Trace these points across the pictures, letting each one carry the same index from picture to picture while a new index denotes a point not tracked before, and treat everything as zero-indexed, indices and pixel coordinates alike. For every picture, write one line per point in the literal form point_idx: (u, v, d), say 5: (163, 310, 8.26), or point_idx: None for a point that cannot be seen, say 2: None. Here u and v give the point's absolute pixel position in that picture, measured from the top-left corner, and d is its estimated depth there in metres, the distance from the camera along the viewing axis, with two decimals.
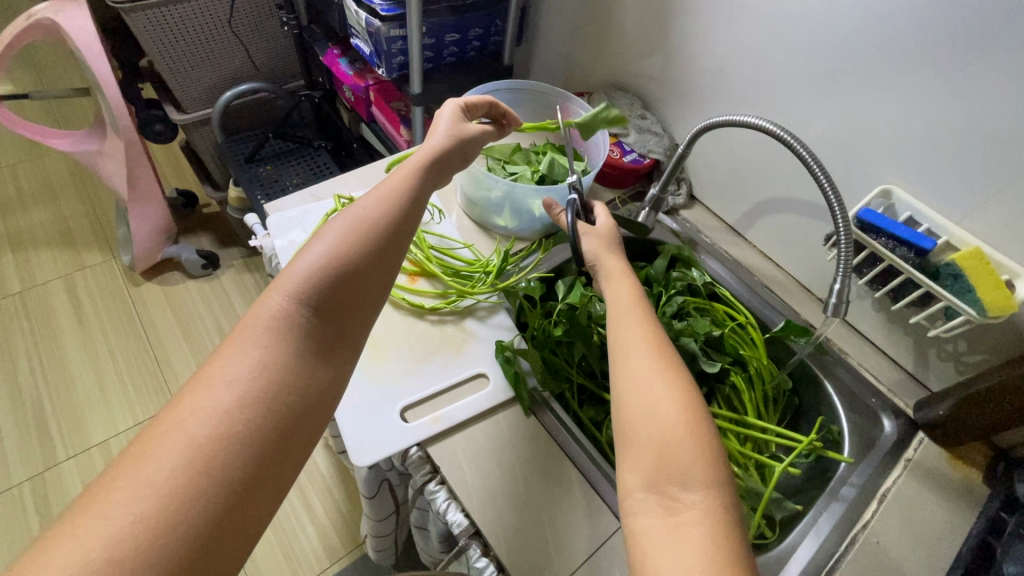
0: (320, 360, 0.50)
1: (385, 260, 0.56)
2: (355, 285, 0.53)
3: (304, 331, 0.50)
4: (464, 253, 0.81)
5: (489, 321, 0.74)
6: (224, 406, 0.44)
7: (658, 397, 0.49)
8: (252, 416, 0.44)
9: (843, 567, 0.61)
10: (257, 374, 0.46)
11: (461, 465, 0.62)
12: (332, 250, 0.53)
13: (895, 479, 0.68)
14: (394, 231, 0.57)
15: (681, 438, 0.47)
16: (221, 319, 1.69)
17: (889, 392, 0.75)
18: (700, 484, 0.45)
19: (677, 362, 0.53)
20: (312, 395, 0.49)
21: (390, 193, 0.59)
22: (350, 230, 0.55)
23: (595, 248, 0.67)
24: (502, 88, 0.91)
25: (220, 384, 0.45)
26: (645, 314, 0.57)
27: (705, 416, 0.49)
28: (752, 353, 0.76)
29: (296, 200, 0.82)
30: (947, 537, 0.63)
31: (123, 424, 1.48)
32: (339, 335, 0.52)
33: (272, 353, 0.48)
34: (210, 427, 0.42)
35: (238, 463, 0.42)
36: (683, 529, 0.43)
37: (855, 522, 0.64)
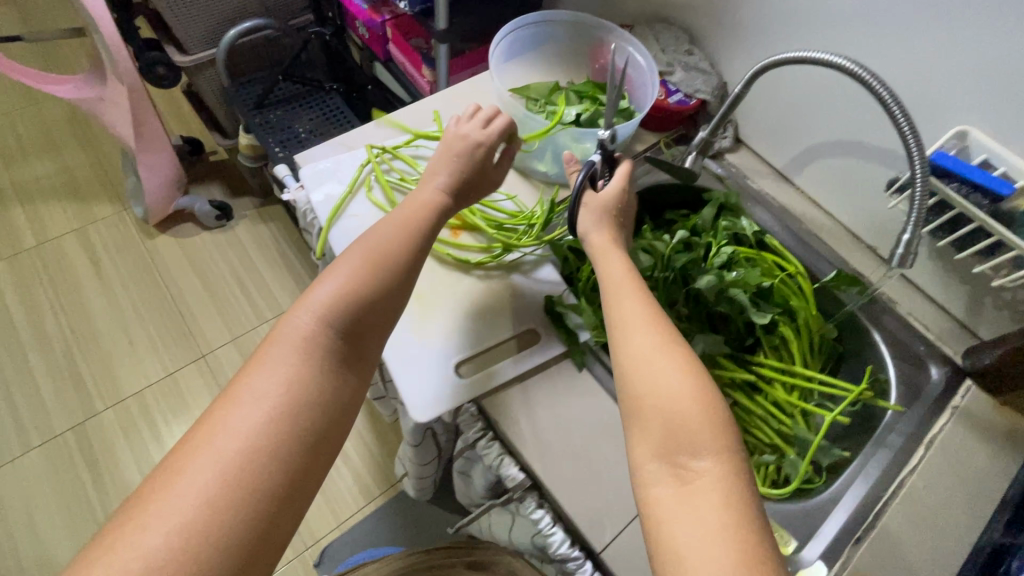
0: (348, 377, 0.50)
1: (410, 276, 0.55)
2: (384, 303, 0.53)
3: (332, 349, 0.49)
4: (506, 205, 0.78)
5: (534, 276, 0.72)
6: (256, 419, 0.44)
7: (663, 373, 0.48)
8: (284, 431, 0.44)
9: (890, 511, 0.63)
10: (289, 390, 0.46)
11: (517, 420, 0.62)
12: (357, 268, 0.53)
13: (941, 426, 0.68)
14: (418, 249, 0.57)
15: (690, 409, 0.46)
16: (240, 270, 1.68)
17: (937, 341, 0.75)
18: (710, 451, 0.44)
19: (674, 332, 0.51)
20: (338, 408, 0.48)
21: (411, 216, 0.57)
22: (371, 253, 0.54)
23: (587, 222, 0.63)
24: (530, 22, 0.84)
25: (252, 399, 0.45)
26: (640, 289, 0.55)
27: (713, 387, 0.48)
28: (802, 304, 0.74)
29: (326, 150, 0.78)
30: (992, 481, 0.65)
31: (154, 375, 1.51)
32: (366, 350, 0.52)
33: (301, 369, 0.47)
34: (243, 446, 0.42)
35: (271, 480, 0.42)
36: (694, 498, 0.42)
37: (902, 467, 0.66)
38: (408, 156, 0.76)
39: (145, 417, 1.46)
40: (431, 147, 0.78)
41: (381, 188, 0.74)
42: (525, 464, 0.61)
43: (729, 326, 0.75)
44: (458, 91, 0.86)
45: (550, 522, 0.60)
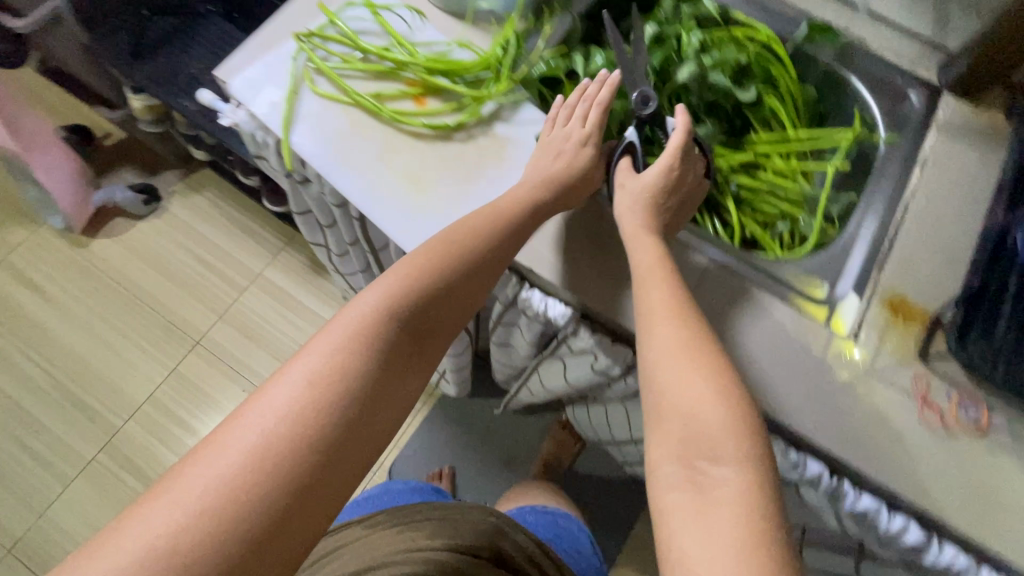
0: (400, 376, 0.48)
1: (468, 283, 0.54)
2: (444, 301, 0.52)
3: (391, 342, 0.48)
4: (461, 54, 0.70)
5: (517, 120, 0.67)
6: (304, 400, 0.43)
7: (691, 395, 0.47)
8: (320, 412, 0.43)
9: (903, 229, 0.66)
10: (335, 371, 0.45)
11: (546, 261, 0.63)
12: (415, 263, 0.52)
13: (929, 143, 0.71)
14: (486, 253, 0.55)
15: (711, 413, 0.46)
16: (195, 249, 1.58)
17: (911, 67, 0.75)
18: (733, 459, 0.44)
19: (704, 333, 0.51)
20: (386, 406, 0.46)
21: (483, 215, 0.57)
22: (440, 247, 0.54)
23: (624, 205, 0.61)
24: None
25: (295, 375, 0.44)
26: (665, 277, 0.54)
27: (744, 401, 0.48)
28: (782, 69, 0.73)
29: (245, 55, 0.68)
30: (981, 175, 0.69)
31: (158, 377, 1.47)
32: (418, 351, 0.50)
33: (353, 354, 0.46)
34: (279, 418, 0.41)
35: (298, 461, 0.41)
36: (710, 504, 0.43)
37: (903, 189, 0.69)
38: (340, 34, 0.68)
39: (169, 416, 1.44)
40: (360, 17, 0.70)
41: (325, 78, 0.66)
42: (568, 297, 0.63)
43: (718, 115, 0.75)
44: None
45: (605, 342, 0.64)
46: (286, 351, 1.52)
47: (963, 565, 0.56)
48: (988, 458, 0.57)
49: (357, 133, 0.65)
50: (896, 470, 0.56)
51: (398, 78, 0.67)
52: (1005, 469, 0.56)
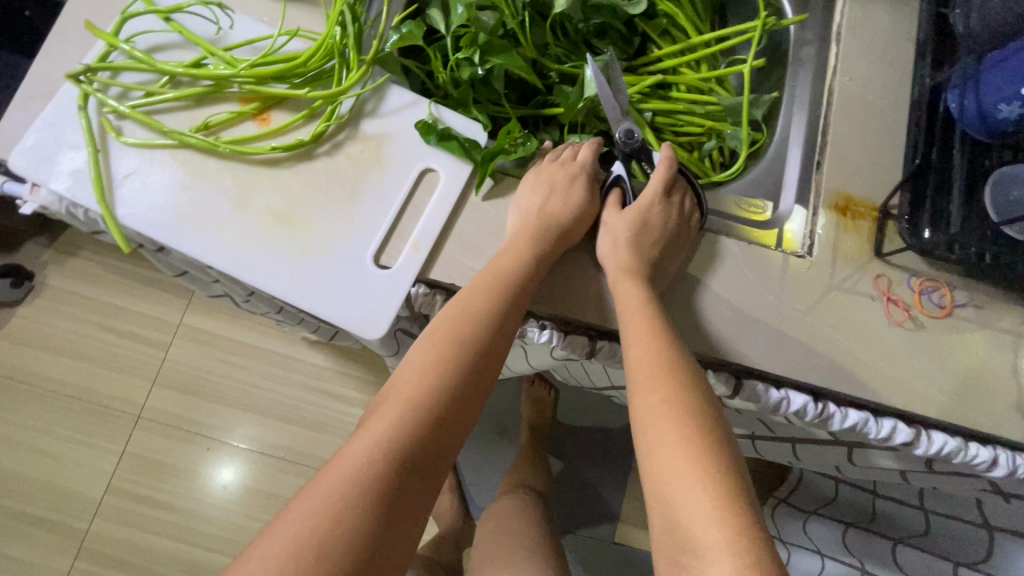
0: (414, 493, 0.39)
1: (491, 355, 0.47)
2: (461, 386, 0.44)
3: (404, 448, 0.39)
4: (293, 45, 0.56)
5: (387, 110, 0.55)
6: (303, 535, 0.35)
7: (670, 472, 0.40)
8: (332, 534, 0.35)
9: (833, 121, 0.60)
10: (354, 479, 0.37)
11: (469, 269, 0.54)
12: (429, 340, 0.46)
13: (840, 10, 0.64)
14: (497, 321, 0.48)
15: (694, 498, 0.38)
16: (95, 316, 1.35)
17: None
18: (720, 554, 0.36)
19: (693, 398, 0.44)
20: (399, 534, 0.37)
21: (490, 273, 0.50)
22: (449, 317, 0.47)
23: (613, 240, 0.56)
24: None
25: (310, 491, 0.37)
26: (647, 336, 0.48)
27: (739, 480, 0.39)
28: None
29: (19, 114, 0.53)
30: (901, 31, 0.62)
31: (109, 464, 1.29)
32: (447, 443, 0.42)
33: (373, 458, 0.38)
34: (285, 545, 0.34)
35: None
36: None
37: (824, 71, 0.63)
38: (128, 59, 0.52)
39: (139, 500, 1.28)
40: (150, 28, 0.54)
41: (134, 121, 0.52)
42: None
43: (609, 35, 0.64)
44: None
45: (561, 337, 0.55)
46: (240, 395, 1.35)
47: (956, 447, 0.54)
48: (962, 337, 0.56)
49: (197, 182, 0.52)
50: (875, 378, 0.54)
51: (226, 98, 0.54)
52: (975, 345, 0.55)
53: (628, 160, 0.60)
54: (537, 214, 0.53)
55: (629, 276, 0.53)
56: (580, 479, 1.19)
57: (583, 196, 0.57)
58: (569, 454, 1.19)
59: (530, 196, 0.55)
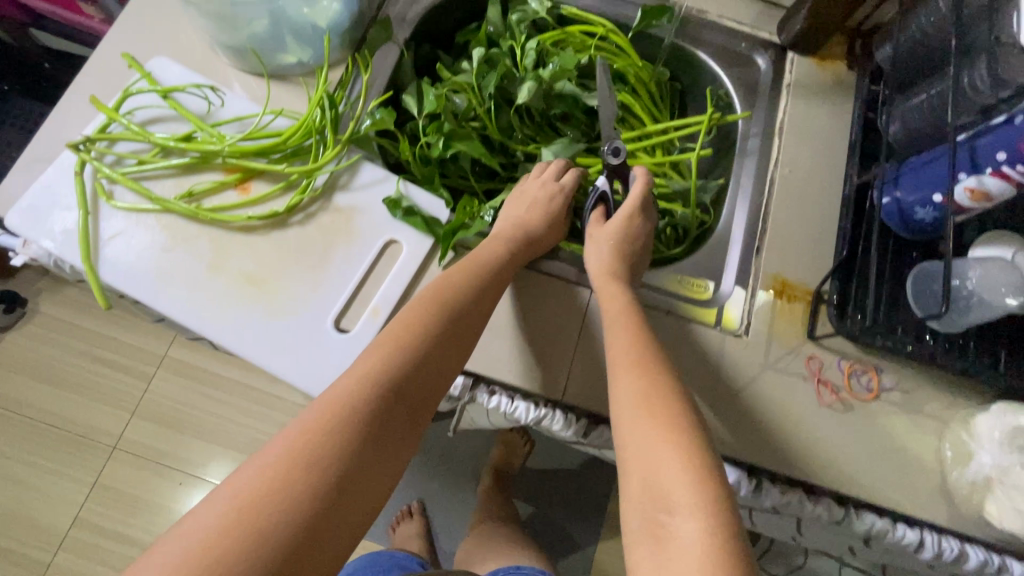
0: (396, 432, 0.43)
1: (464, 331, 0.51)
2: (443, 348, 0.49)
3: (391, 392, 0.44)
4: (278, 123, 0.61)
5: (358, 185, 0.60)
6: (297, 450, 0.39)
7: (644, 439, 0.44)
8: (306, 471, 0.38)
9: (773, 211, 0.66)
10: (328, 423, 0.40)
11: None
12: (418, 306, 0.51)
13: (783, 109, 0.70)
14: (478, 298, 0.53)
15: (664, 458, 0.42)
16: (82, 345, 1.38)
17: (753, 30, 0.73)
18: (689, 509, 0.39)
19: (663, 375, 0.48)
20: (381, 465, 0.41)
21: (475, 257, 0.55)
22: (436, 290, 0.52)
23: (601, 251, 0.60)
24: None
25: (304, 418, 0.41)
26: (624, 324, 0.53)
27: (702, 442, 0.43)
28: (626, 62, 0.70)
29: (20, 177, 0.58)
30: (838, 131, 0.69)
31: (80, 495, 1.29)
32: (427, 395, 0.47)
33: (360, 397, 0.43)
34: (259, 478, 0.37)
35: (276, 525, 0.35)
36: (671, 560, 0.37)
37: (768, 164, 0.68)
38: (125, 131, 0.58)
39: (107, 534, 1.28)
40: (149, 103, 0.60)
41: (125, 186, 0.57)
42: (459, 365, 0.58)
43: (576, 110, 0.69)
44: (133, 14, 0.63)
45: (510, 401, 0.58)
46: (218, 430, 1.36)
47: (883, 527, 0.57)
48: (889, 420, 0.59)
49: (177, 243, 0.57)
50: (806, 458, 0.57)
51: (211, 168, 0.59)
52: (901, 428, 0.59)
53: (610, 177, 0.64)
54: (517, 220, 0.60)
55: (611, 277, 0.58)
56: (550, 532, 1.18)
57: (561, 212, 0.62)
58: (539, 504, 1.19)
59: (514, 210, 0.62)
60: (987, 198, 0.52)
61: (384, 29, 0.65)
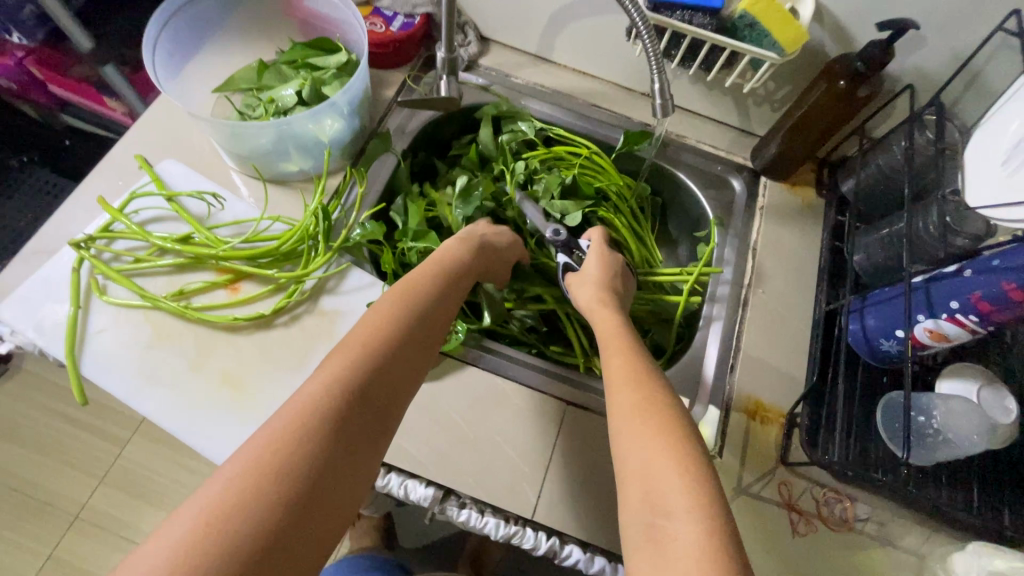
0: (369, 429, 0.42)
1: (429, 335, 0.51)
2: (410, 348, 0.49)
3: (359, 392, 0.43)
4: (275, 227, 0.65)
5: (344, 290, 0.63)
6: (261, 456, 0.37)
7: (638, 445, 0.43)
8: (276, 483, 0.36)
9: (746, 329, 0.68)
10: (295, 432, 0.39)
11: (399, 444, 0.58)
12: (386, 312, 0.50)
13: (756, 230, 0.74)
14: (439, 308, 0.54)
15: (659, 464, 0.40)
16: (60, 407, 1.36)
17: (729, 154, 0.79)
18: (682, 508, 0.37)
19: (656, 388, 0.48)
20: (353, 462, 0.40)
21: (433, 273, 0.56)
22: (402, 300, 0.52)
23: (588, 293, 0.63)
24: (163, 35, 0.62)
25: (271, 425, 0.39)
26: (623, 349, 0.53)
27: (692, 444, 0.42)
28: (607, 180, 0.75)
29: (18, 270, 0.60)
30: (809, 254, 0.72)
31: (34, 567, 1.24)
32: (397, 392, 0.46)
33: (328, 398, 0.41)
34: (221, 498, 0.34)
35: (245, 541, 0.33)
36: (672, 559, 0.35)
37: (742, 283, 0.71)
38: (127, 231, 0.61)
39: None
40: (152, 204, 0.63)
41: (118, 282, 0.60)
42: (429, 479, 0.57)
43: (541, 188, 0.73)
44: (152, 121, 0.69)
45: (478, 515, 0.57)
46: None
47: None
48: (863, 556, 0.57)
49: (160, 342, 0.58)
50: None
51: (204, 268, 0.61)
52: (875, 564, 0.57)
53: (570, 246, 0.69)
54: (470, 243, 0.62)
55: (603, 302, 0.60)
56: None
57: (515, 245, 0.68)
58: None
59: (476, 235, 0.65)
60: (945, 339, 0.54)
61: (384, 141, 0.69)
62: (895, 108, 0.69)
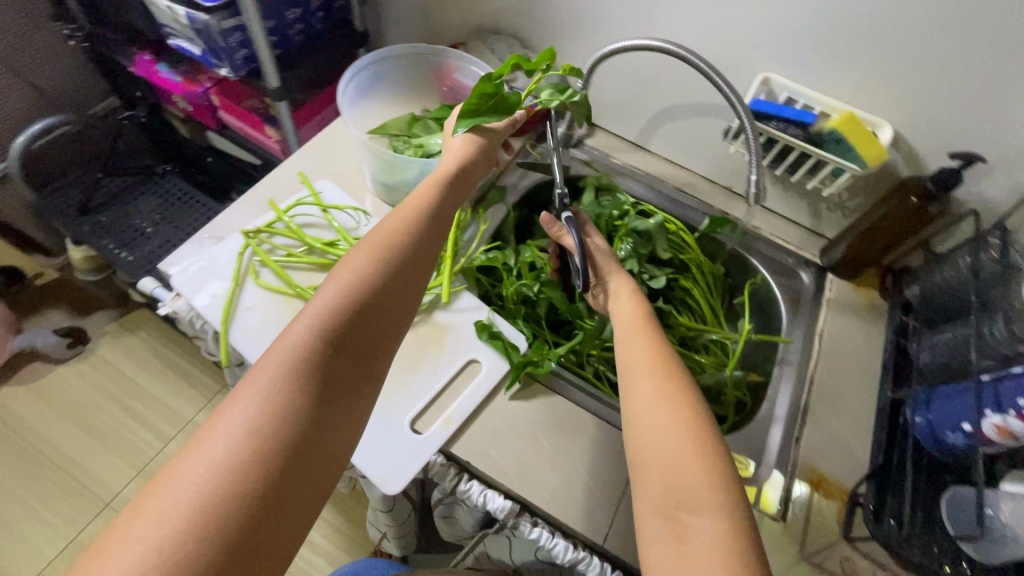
0: (344, 382, 0.47)
1: (409, 274, 0.53)
2: (384, 296, 0.51)
3: (330, 351, 0.47)
4: None
5: (456, 307, 0.72)
6: (250, 418, 0.42)
7: (666, 432, 0.48)
8: (267, 445, 0.41)
9: (811, 408, 0.72)
10: (274, 406, 0.43)
11: (488, 452, 0.63)
12: (358, 260, 0.51)
13: (823, 318, 0.80)
14: (417, 248, 0.55)
15: (687, 461, 0.46)
16: (118, 394, 1.40)
17: (799, 249, 0.87)
18: (709, 509, 0.43)
19: (685, 383, 0.52)
20: (332, 416, 0.45)
21: (411, 211, 0.57)
22: (375, 250, 0.52)
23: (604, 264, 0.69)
24: (349, 83, 0.78)
25: (254, 389, 0.43)
26: (653, 339, 0.57)
27: (716, 443, 0.48)
28: (690, 254, 0.84)
29: (193, 247, 0.71)
30: (872, 349, 0.77)
31: (52, 550, 1.22)
32: (372, 341, 0.50)
33: (303, 358, 0.45)
34: (207, 487, 0.38)
35: (247, 498, 0.39)
36: (694, 554, 0.41)
37: (809, 364, 0.76)
38: (286, 229, 0.72)
39: None
40: (310, 212, 0.75)
41: (270, 270, 0.70)
42: (510, 490, 0.62)
43: (491, 99, 0.63)
44: (317, 146, 0.83)
45: (550, 535, 0.60)
46: None
47: None
48: None
49: None
50: None
51: None
52: None
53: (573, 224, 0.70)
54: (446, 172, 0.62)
55: (637, 301, 0.64)
56: None
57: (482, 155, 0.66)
58: None
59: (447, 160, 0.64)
60: (1012, 437, 0.56)
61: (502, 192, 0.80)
62: (959, 228, 0.77)
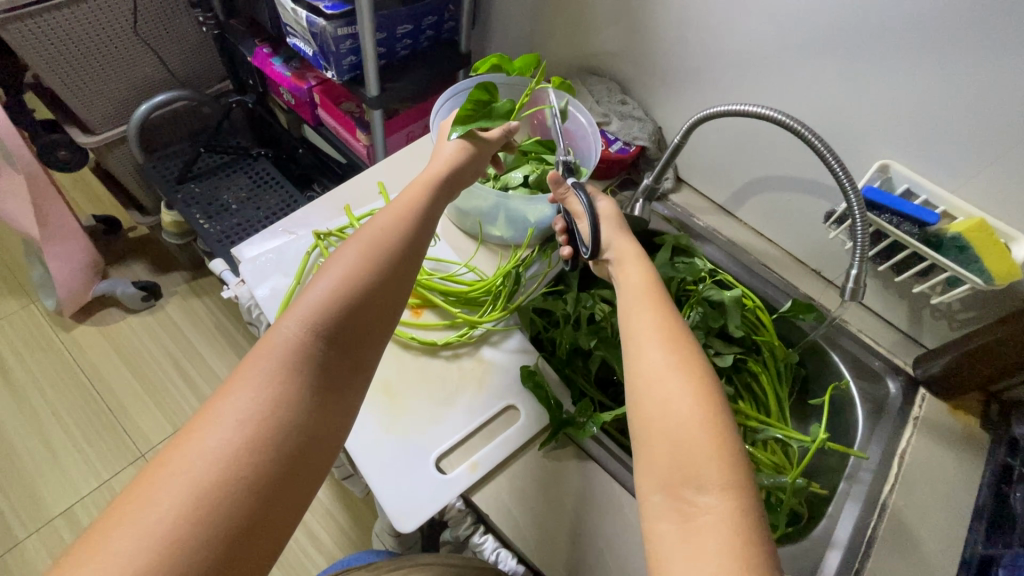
0: (335, 378, 0.47)
1: (404, 271, 0.52)
2: (378, 292, 0.50)
3: (320, 348, 0.46)
4: (467, 275, 0.75)
5: (504, 347, 0.69)
6: (241, 416, 0.42)
7: (674, 402, 0.46)
8: (260, 444, 0.41)
9: (879, 541, 0.63)
10: (265, 405, 0.43)
11: (510, 509, 0.59)
12: (351, 257, 0.50)
13: (908, 439, 0.71)
14: (412, 244, 0.54)
15: (697, 437, 0.44)
16: (175, 352, 1.47)
17: (889, 353, 0.78)
18: (717, 486, 0.41)
19: (696, 355, 0.49)
20: (324, 413, 0.45)
21: (404, 208, 0.55)
22: (367, 248, 0.51)
23: (606, 233, 0.63)
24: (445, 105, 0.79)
25: (246, 388, 0.43)
26: (660, 305, 0.54)
27: (724, 413, 0.46)
28: (765, 337, 0.77)
29: (266, 238, 0.73)
30: (964, 488, 0.67)
31: (86, 487, 1.28)
32: (366, 337, 0.49)
33: (295, 356, 0.45)
34: (196, 494, 0.38)
35: (240, 497, 0.39)
36: (700, 534, 0.40)
37: (884, 489, 0.67)
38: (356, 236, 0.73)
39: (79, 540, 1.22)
40: None
41: None
42: (525, 556, 0.58)
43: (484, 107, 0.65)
44: (400, 158, 0.84)
45: None
46: None
47: None
48: None
49: None
50: None
51: None
52: None
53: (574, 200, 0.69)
54: (445, 173, 0.60)
55: (639, 260, 0.60)
56: None
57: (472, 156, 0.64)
58: None
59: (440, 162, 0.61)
60: None
61: None
62: None
